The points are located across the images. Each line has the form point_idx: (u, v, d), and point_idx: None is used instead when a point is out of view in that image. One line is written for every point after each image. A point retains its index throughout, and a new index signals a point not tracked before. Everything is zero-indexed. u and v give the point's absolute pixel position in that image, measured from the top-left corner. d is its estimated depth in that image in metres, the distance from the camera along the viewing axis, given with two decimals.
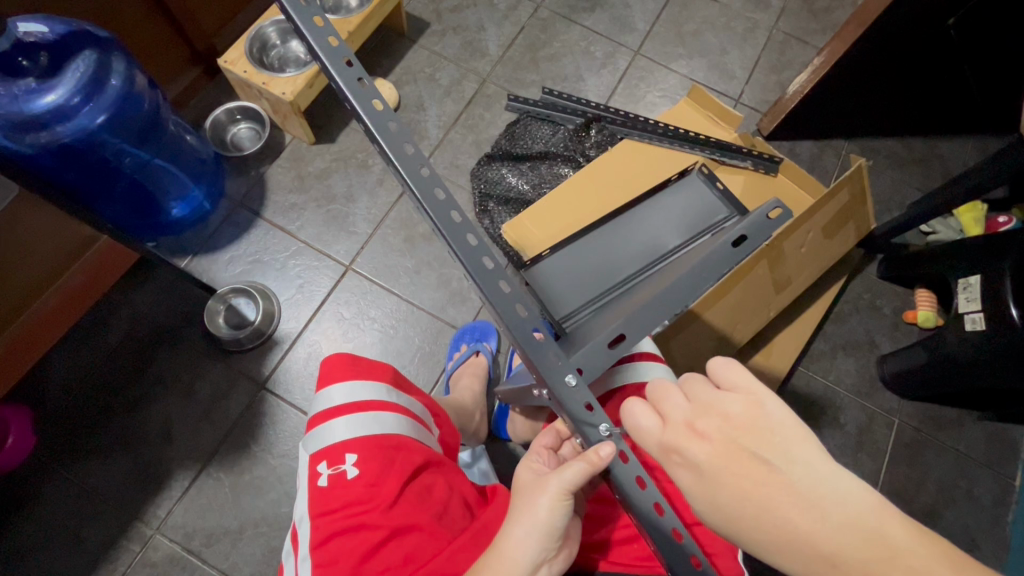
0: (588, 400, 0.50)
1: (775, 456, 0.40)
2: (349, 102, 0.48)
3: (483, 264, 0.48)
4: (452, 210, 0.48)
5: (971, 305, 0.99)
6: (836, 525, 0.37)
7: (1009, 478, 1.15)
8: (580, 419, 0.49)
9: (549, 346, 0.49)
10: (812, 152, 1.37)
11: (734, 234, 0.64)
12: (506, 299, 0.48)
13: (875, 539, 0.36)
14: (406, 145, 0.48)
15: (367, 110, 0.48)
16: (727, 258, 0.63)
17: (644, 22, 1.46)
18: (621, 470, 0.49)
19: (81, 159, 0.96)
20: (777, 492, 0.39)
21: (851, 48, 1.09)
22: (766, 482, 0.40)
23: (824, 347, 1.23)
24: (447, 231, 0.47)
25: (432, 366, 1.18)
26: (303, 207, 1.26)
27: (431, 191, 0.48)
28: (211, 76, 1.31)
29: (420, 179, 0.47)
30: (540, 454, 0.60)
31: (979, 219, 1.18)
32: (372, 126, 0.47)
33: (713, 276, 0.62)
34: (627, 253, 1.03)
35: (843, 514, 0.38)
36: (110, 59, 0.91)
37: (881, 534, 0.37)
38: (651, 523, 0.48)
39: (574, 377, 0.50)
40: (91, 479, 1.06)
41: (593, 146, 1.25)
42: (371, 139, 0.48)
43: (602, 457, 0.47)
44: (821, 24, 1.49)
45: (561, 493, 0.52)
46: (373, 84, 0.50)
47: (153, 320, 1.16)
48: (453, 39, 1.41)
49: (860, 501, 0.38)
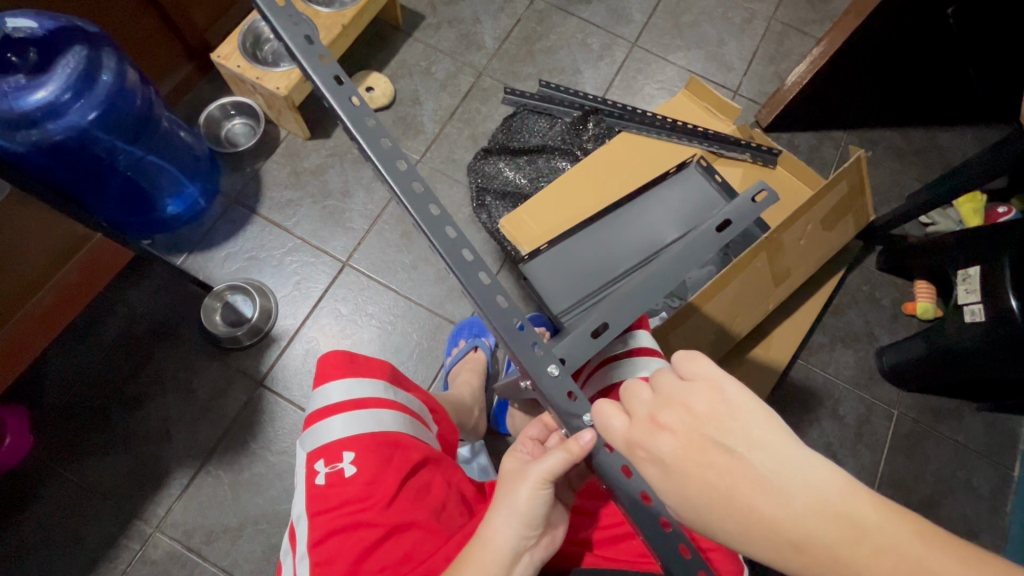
0: (570, 388, 0.51)
1: (737, 444, 0.39)
2: (324, 99, 0.49)
3: (464, 258, 0.48)
4: (430, 204, 0.48)
5: (971, 296, 0.99)
6: (800, 510, 0.36)
7: (1007, 468, 1.15)
8: (563, 408, 0.50)
9: (531, 337, 0.50)
10: (811, 144, 1.36)
11: (717, 219, 0.65)
12: (488, 291, 0.49)
13: (841, 520, 0.36)
14: (382, 140, 0.49)
15: (344, 106, 0.48)
16: (711, 242, 0.63)
17: (640, 13, 1.45)
18: (604, 458, 0.50)
19: (73, 156, 0.95)
20: (741, 480, 0.38)
21: (850, 38, 1.08)
22: (730, 471, 0.38)
23: (823, 339, 1.22)
24: (425, 224, 0.47)
25: (430, 362, 1.18)
26: (299, 203, 1.25)
27: (411, 186, 0.48)
28: (204, 72, 1.30)
29: (398, 173, 0.47)
30: (525, 445, 0.61)
31: (979, 210, 1.18)
32: (350, 123, 0.48)
33: (696, 262, 0.62)
34: (627, 247, 1.03)
35: (808, 496, 0.36)
36: (101, 54, 0.90)
37: (848, 514, 0.36)
38: (637, 510, 0.48)
39: (556, 367, 0.51)
40: (88, 478, 1.06)
41: (592, 138, 1.24)
42: (349, 136, 0.49)
43: (577, 448, 0.48)
44: (819, 14, 1.47)
45: (540, 481, 0.52)
46: (350, 81, 0.50)
47: (149, 318, 1.15)
48: (448, 32, 1.40)
49: (824, 481, 0.37)
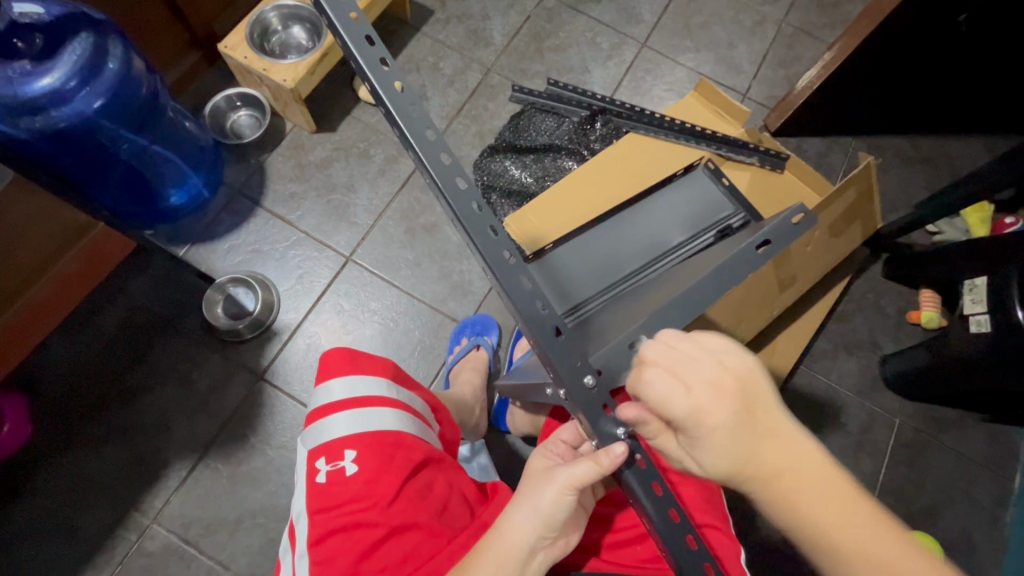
0: (606, 401, 0.50)
1: (770, 414, 0.48)
2: (368, 82, 0.46)
3: (504, 260, 0.48)
4: (473, 201, 0.47)
5: (976, 306, 0.98)
6: (808, 480, 0.47)
7: (1008, 479, 1.15)
8: (596, 421, 0.49)
9: (568, 344, 0.49)
10: (820, 150, 1.33)
11: (757, 238, 0.61)
12: (526, 294, 0.48)
13: (837, 495, 0.46)
14: (427, 131, 0.47)
15: (391, 94, 0.46)
16: (752, 262, 0.59)
17: (651, 14, 1.44)
18: (636, 475, 0.49)
19: (75, 144, 0.94)
20: (770, 436, 0.47)
21: (862, 44, 1.07)
22: (761, 425, 0.47)
23: (827, 346, 1.22)
24: (467, 223, 0.46)
25: (432, 359, 1.17)
26: (303, 196, 1.25)
27: (454, 180, 0.47)
28: (211, 62, 1.29)
29: (441, 168, 0.46)
30: (557, 446, 0.59)
31: (986, 220, 1.17)
32: (394, 109, 0.46)
33: (736, 280, 0.58)
34: (630, 250, 1.01)
35: (811, 459, 0.47)
36: (107, 41, 0.89)
37: (838, 486, 0.47)
38: (663, 524, 0.47)
39: (592, 377, 0.49)
40: (85, 468, 1.06)
41: (599, 139, 1.24)
42: (391, 124, 0.47)
43: (609, 461, 0.47)
44: (831, 18, 1.46)
45: (568, 487, 0.52)
46: (396, 65, 0.48)
47: (151, 308, 1.15)
48: (457, 27, 1.39)
49: (823, 457, 0.48)
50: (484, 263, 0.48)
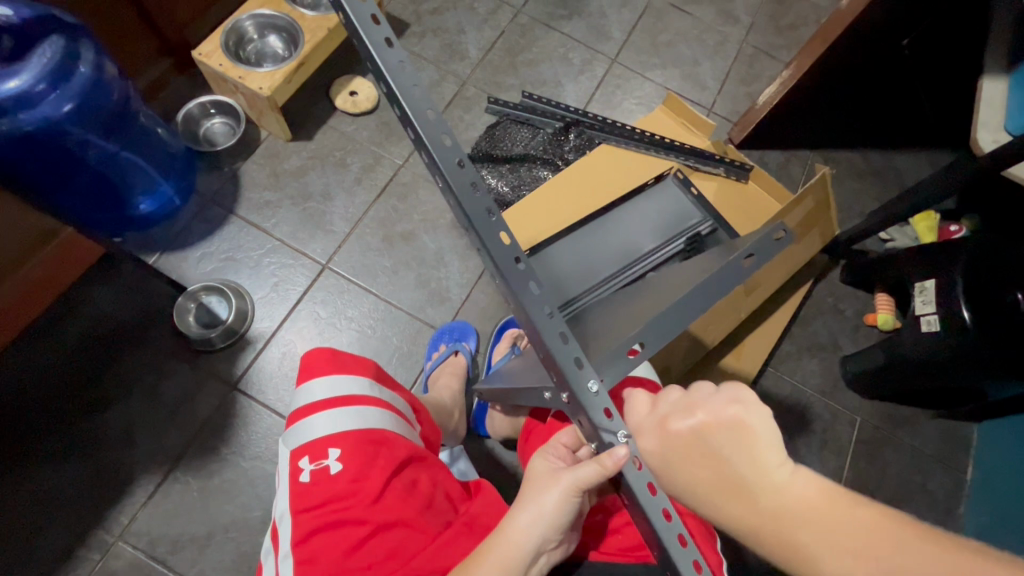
0: (607, 405, 0.50)
1: (731, 454, 0.43)
2: (388, 84, 0.48)
3: (513, 264, 0.50)
4: (486, 205, 0.49)
5: (926, 307, 1.04)
6: (770, 511, 0.40)
7: (960, 471, 1.21)
8: (599, 424, 0.48)
9: (574, 349, 0.50)
10: (779, 162, 1.40)
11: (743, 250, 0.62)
12: (535, 298, 0.50)
13: (816, 535, 0.39)
14: (444, 136, 0.49)
15: (409, 95, 0.48)
16: (739, 273, 0.60)
17: (620, 32, 1.50)
18: (633, 475, 0.46)
19: (43, 149, 0.92)
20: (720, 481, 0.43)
21: (817, 62, 1.14)
22: (711, 466, 0.44)
23: (790, 348, 1.27)
24: (480, 226, 0.48)
25: (410, 367, 1.17)
26: (278, 204, 1.24)
27: (466, 184, 0.48)
28: (183, 70, 1.28)
29: (455, 171, 0.48)
30: (556, 449, 0.59)
31: (933, 227, 1.25)
32: (411, 111, 0.47)
33: (725, 289, 0.59)
34: (605, 257, 1.05)
35: (774, 498, 0.41)
36: (77, 45, 0.88)
37: (816, 519, 0.39)
38: (656, 524, 0.45)
39: (596, 383, 0.50)
40: (44, 484, 1.01)
41: (572, 150, 1.29)
42: (407, 125, 0.49)
43: (611, 464, 0.46)
44: (786, 40, 1.55)
45: (572, 488, 0.53)
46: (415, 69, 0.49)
47: (117, 319, 1.11)
48: (432, 41, 1.42)
49: (798, 489, 0.41)
50: (492, 265, 0.50)
